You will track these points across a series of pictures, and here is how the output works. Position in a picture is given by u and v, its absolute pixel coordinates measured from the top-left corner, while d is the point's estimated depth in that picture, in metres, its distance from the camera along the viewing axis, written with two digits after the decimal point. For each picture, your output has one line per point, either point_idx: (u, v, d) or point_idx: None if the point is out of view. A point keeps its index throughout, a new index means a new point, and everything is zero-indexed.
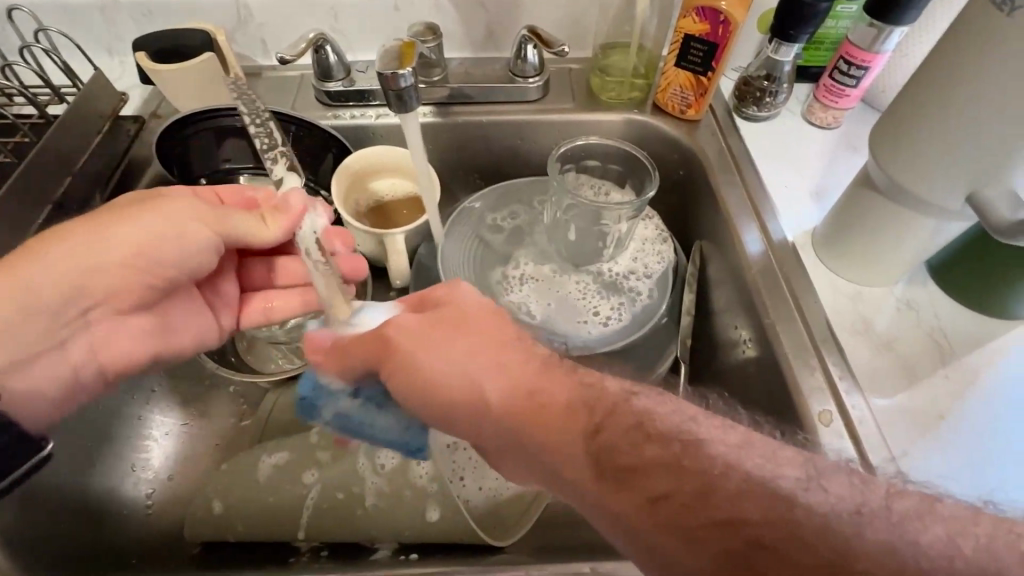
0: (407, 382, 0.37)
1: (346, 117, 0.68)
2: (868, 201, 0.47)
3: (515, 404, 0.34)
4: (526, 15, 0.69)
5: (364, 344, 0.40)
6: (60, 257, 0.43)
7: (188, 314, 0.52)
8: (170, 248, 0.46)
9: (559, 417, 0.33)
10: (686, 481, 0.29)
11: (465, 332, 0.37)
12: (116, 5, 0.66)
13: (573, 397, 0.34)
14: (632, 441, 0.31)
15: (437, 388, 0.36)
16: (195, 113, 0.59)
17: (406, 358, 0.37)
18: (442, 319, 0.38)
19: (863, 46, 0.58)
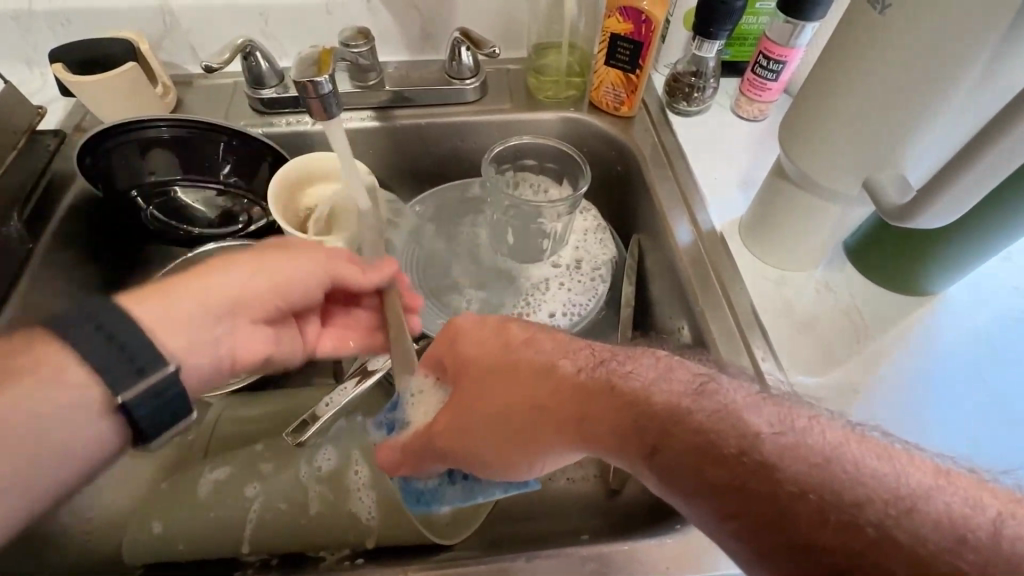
0: (460, 412, 0.39)
1: (281, 125, 0.67)
2: (784, 191, 0.49)
3: (548, 404, 0.37)
4: (460, 17, 0.69)
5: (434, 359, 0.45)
6: (228, 281, 0.42)
7: (291, 334, 0.50)
8: (305, 265, 0.45)
9: (592, 403, 0.35)
10: (693, 448, 0.31)
11: (495, 357, 0.40)
12: (30, 15, 0.63)
13: (613, 399, 0.35)
14: (662, 419, 0.33)
15: (480, 407, 0.39)
16: (117, 125, 0.56)
17: (475, 379, 0.40)
18: (475, 347, 0.42)
19: (780, 42, 0.61)
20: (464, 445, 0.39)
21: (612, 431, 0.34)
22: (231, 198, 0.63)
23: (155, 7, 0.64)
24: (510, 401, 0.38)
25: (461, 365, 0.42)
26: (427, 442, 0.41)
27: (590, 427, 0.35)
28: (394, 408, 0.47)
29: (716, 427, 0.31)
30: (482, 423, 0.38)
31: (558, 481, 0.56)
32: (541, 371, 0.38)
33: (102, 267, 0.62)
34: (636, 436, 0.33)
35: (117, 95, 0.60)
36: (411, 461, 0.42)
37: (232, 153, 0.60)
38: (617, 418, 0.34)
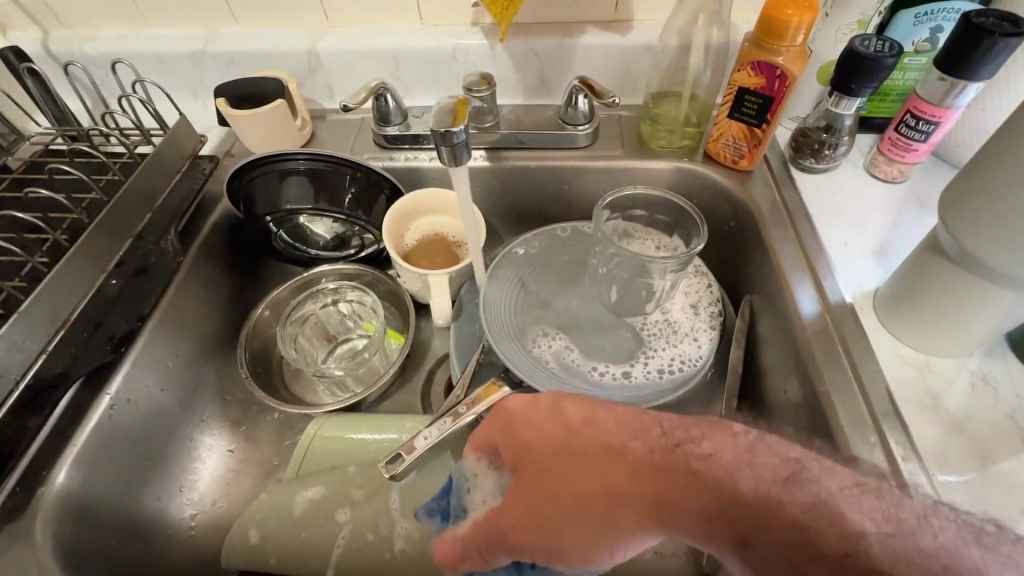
0: (526, 500, 0.36)
1: (401, 160, 0.71)
2: (941, 270, 0.44)
3: (632, 495, 0.34)
4: (577, 65, 0.71)
5: (483, 437, 0.42)
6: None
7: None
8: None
9: (680, 493, 0.32)
10: (790, 543, 0.29)
11: (555, 440, 0.37)
12: (204, 55, 0.73)
13: (687, 483, 0.32)
14: (756, 514, 0.30)
15: (552, 501, 0.35)
16: (262, 154, 0.62)
17: (537, 468, 0.37)
18: (533, 428, 0.38)
19: (933, 101, 0.56)
20: (537, 534, 0.36)
21: (699, 522, 0.32)
22: (348, 225, 0.66)
23: (304, 51, 0.71)
24: (579, 488, 0.35)
25: (521, 450, 0.38)
26: (494, 532, 0.38)
27: (670, 508, 0.33)
28: (454, 492, 0.45)
29: (808, 521, 0.29)
30: (550, 510, 0.35)
31: (645, 553, 0.52)
32: (608, 456, 0.35)
33: (230, 279, 0.66)
34: (721, 523, 0.31)
35: (265, 127, 0.67)
36: (479, 547, 0.39)
37: (357, 184, 0.64)
38: (697, 503, 0.32)
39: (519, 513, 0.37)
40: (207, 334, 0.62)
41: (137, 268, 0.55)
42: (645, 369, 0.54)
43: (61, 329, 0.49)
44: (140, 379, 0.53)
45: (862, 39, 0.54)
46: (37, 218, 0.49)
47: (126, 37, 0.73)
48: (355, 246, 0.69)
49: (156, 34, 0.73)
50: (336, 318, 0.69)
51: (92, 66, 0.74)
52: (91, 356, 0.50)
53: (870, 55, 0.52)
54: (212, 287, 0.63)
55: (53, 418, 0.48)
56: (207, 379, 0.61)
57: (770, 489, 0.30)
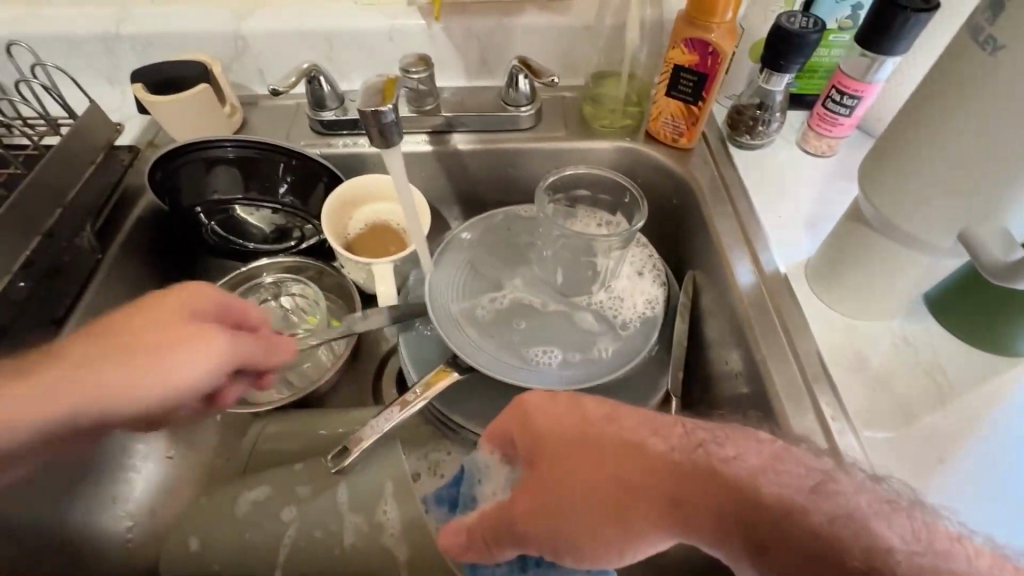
0: (543, 494, 0.36)
1: (339, 146, 0.69)
2: (862, 236, 0.46)
3: (650, 494, 0.34)
4: (518, 45, 0.70)
5: (500, 431, 0.41)
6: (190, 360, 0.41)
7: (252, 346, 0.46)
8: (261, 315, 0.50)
9: (700, 495, 0.33)
10: (807, 553, 0.30)
11: (579, 432, 0.37)
12: (117, 37, 0.68)
13: (710, 485, 0.33)
14: (778, 523, 0.31)
15: (567, 494, 0.35)
16: (187, 143, 0.59)
17: (556, 460, 0.36)
18: (559, 423, 0.38)
19: (855, 76, 0.58)
20: (549, 527, 0.35)
21: (715, 525, 0.33)
22: (286, 215, 0.64)
23: (230, 33, 0.67)
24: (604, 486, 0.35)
25: (543, 442, 0.37)
26: (502, 526, 0.37)
27: (688, 507, 0.33)
28: (465, 481, 0.43)
29: (826, 531, 0.30)
30: (569, 506, 0.35)
31: None
32: (634, 452, 0.35)
33: (160, 277, 0.63)
34: (740, 527, 0.32)
35: (189, 114, 0.63)
36: (485, 545, 0.38)
37: (292, 172, 0.62)
38: (719, 507, 0.33)
39: (531, 507, 0.36)
40: None
41: (49, 269, 0.51)
42: (592, 348, 0.55)
43: None
44: None
45: (789, 15, 0.55)
46: None
47: (25, 18, 0.67)
48: (295, 237, 0.66)
49: (60, 14, 0.67)
50: (280, 314, 0.65)
51: None
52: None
53: (795, 30, 0.53)
54: (138, 287, 0.59)
55: None
56: None
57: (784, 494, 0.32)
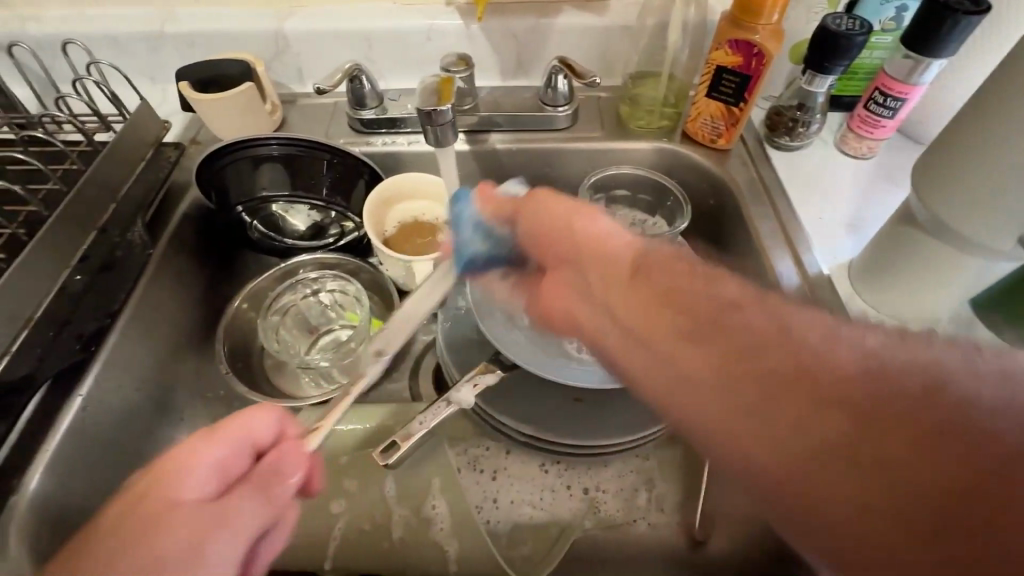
0: (536, 235, 0.41)
1: (378, 144, 0.69)
2: (914, 238, 0.46)
3: (694, 325, 0.29)
4: (555, 45, 0.70)
5: (538, 215, 0.40)
6: (174, 539, 0.31)
7: (257, 508, 0.34)
8: (264, 428, 0.39)
9: (756, 345, 0.27)
10: (858, 415, 0.23)
11: (602, 249, 0.35)
12: (162, 36, 0.69)
13: (740, 340, 0.27)
14: (859, 388, 0.23)
15: (595, 247, 0.36)
16: (234, 141, 0.60)
17: (609, 260, 0.35)
18: (597, 236, 0.36)
19: (899, 78, 0.58)
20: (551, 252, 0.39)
21: (761, 386, 0.26)
22: (327, 212, 0.65)
23: (272, 32, 0.68)
24: (609, 298, 0.34)
25: (561, 225, 0.39)
26: (530, 231, 0.41)
27: (711, 356, 0.28)
28: (450, 228, 0.48)
29: (890, 393, 0.23)
30: (554, 260, 0.39)
31: (640, 526, 0.52)
32: (669, 304, 0.30)
33: (205, 272, 0.64)
34: (774, 393, 0.25)
35: (234, 112, 0.64)
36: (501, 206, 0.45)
37: (334, 170, 0.62)
38: (773, 373, 0.25)
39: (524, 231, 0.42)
40: (182, 331, 0.60)
41: (103, 263, 0.52)
42: None
43: (25, 329, 0.45)
44: (112, 379, 0.51)
45: (835, 17, 0.55)
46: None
47: (75, 18, 0.68)
48: (334, 234, 0.67)
49: (107, 13, 0.69)
50: (317, 309, 0.67)
51: (37, 48, 0.69)
52: (60, 357, 0.47)
53: (842, 32, 0.53)
54: (185, 282, 0.61)
55: (20, 424, 0.46)
56: (184, 376, 0.59)
57: (829, 352, 0.25)
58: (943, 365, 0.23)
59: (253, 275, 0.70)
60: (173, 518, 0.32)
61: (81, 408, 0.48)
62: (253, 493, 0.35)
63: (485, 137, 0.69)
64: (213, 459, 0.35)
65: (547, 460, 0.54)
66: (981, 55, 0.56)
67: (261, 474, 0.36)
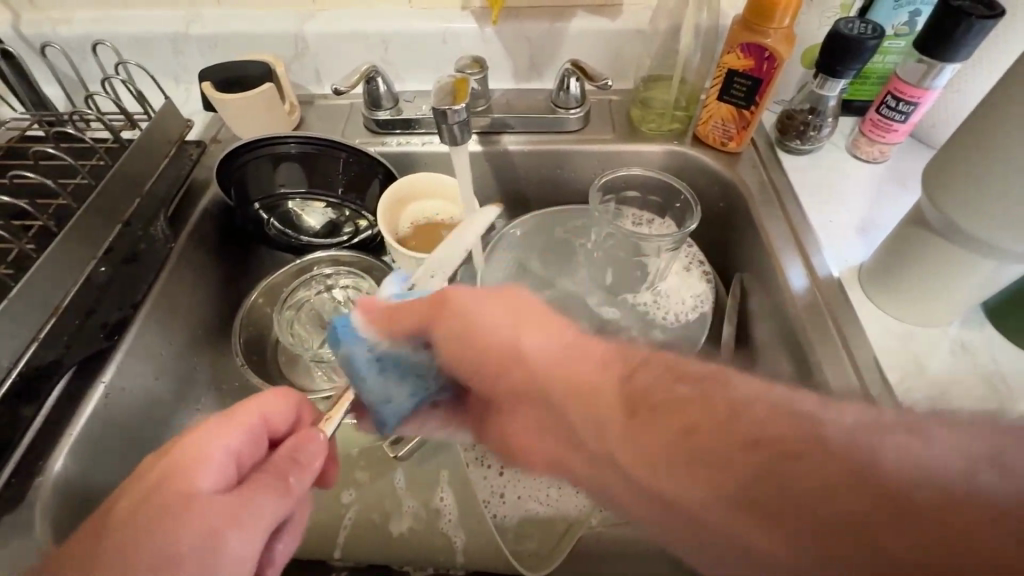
0: (467, 353, 0.40)
1: (393, 145, 0.71)
2: (924, 240, 0.46)
3: (639, 443, 0.33)
4: (568, 49, 0.71)
5: (501, 307, 0.40)
6: (195, 526, 0.33)
7: (274, 492, 0.37)
8: (284, 413, 0.43)
9: (714, 457, 0.30)
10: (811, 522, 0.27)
11: (594, 385, 0.35)
12: (186, 38, 0.71)
13: (735, 427, 0.30)
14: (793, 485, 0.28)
15: (521, 359, 0.38)
16: (253, 139, 0.61)
17: (515, 363, 0.38)
18: (506, 345, 0.38)
19: (912, 82, 0.58)
20: (508, 395, 0.39)
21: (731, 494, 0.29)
22: (341, 210, 0.66)
23: (291, 35, 0.70)
24: (613, 451, 0.34)
25: (508, 344, 0.38)
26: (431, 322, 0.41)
27: (708, 485, 0.30)
28: (345, 369, 0.45)
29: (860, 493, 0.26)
30: (514, 399, 0.39)
31: None
32: (648, 424, 0.33)
33: (223, 267, 0.66)
34: (751, 513, 0.28)
35: (254, 112, 0.65)
36: (398, 324, 0.42)
37: (350, 169, 0.64)
38: (736, 470, 0.29)
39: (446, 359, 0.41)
40: (200, 323, 0.61)
41: (126, 255, 0.54)
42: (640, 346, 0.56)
43: (53, 317, 0.48)
44: (134, 367, 0.53)
45: (847, 21, 0.55)
46: (24, 206, 0.48)
47: (104, 19, 0.70)
48: (348, 231, 0.68)
49: (134, 15, 0.71)
50: (330, 305, 0.68)
51: (67, 48, 0.71)
52: (85, 345, 0.49)
53: (853, 36, 0.53)
54: (205, 276, 0.63)
55: (47, 408, 0.47)
56: (201, 367, 0.61)
57: (825, 437, 0.29)
58: (889, 442, 0.28)
59: (271, 271, 0.72)
60: (192, 504, 0.34)
61: (103, 396, 0.50)
62: (273, 476, 0.37)
63: (499, 138, 0.70)
64: (230, 444, 0.38)
65: None
66: (995, 59, 0.56)
67: (275, 460, 0.38)
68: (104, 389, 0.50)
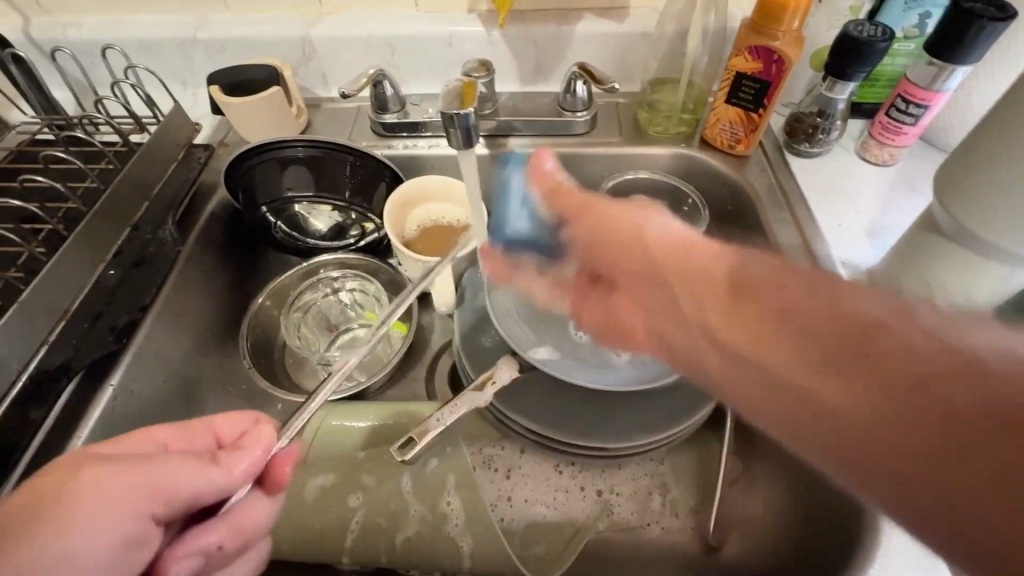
0: (604, 231, 0.44)
1: (400, 148, 0.71)
2: (935, 244, 0.45)
3: (729, 316, 0.33)
4: (575, 51, 0.71)
5: (618, 239, 0.43)
6: (97, 487, 0.31)
7: (189, 470, 0.33)
8: (234, 425, 0.41)
9: (825, 329, 0.28)
10: (920, 399, 0.24)
11: (705, 267, 0.36)
12: (194, 42, 0.71)
13: (843, 300, 0.29)
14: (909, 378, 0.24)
15: (650, 235, 0.41)
16: (261, 142, 0.62)
17: (682, 318, 0.36)
18: (698, 263, 0.37)
19: (922, 84, 0.57)
20: (603, 253, 0.45)
21: (818, 358, 0.28)
22: (348, 213, 0.66)
23: (298, 39, 0.70)
24: (711, 361, 0.34)
25: (630, 237, 0.42)
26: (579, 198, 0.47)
27: (850, 386, 0.26)
28: (499, 202, 0.59)
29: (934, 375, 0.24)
30: (627, 273, 0.42)
31: (653, 529, 0.52)
32: (743, 296, 0.33)
33: (231, 270, 0.66)
34: (876, 385, 0.25)
35: (262, 115, 0.66)
36: (552, 184, 0.50)
37: (356, 171, 0.64)
38: (852, 346, 0.27)
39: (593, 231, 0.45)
40: (207, 326, 0.61)
41: (135, 259, 0.54)
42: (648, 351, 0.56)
43: (61, 320, 0.48)
44: (141, 371, 0.52)
45: (856, 24, 0.55)
46: (35, 209, 0.48)
47: (113, 24, 0.71)
48: (354, 234, 0.68)
49: (143, 20, 0.71)
50: (337, 308, 0.69)
51: (77, 52, 0.72)
52: (92, 347, 0.49)
53: (863, 38, 0.53)
54: (212, 278, 0.63)
55: (56, 411, 0.48)
56: (208, 370, 0.61)
57: (943, 348, 0.24)
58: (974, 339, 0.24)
59: (277, 274, 0.72)
60: (113, 459, 0.32)
61: (111, 399, 0.50)
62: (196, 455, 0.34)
63: (505, 141, 0.70)
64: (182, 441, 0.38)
65: (560, 460, 0.54)
66: (1007, 62, 0.55)
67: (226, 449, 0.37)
68: (112, 391, 0.50)
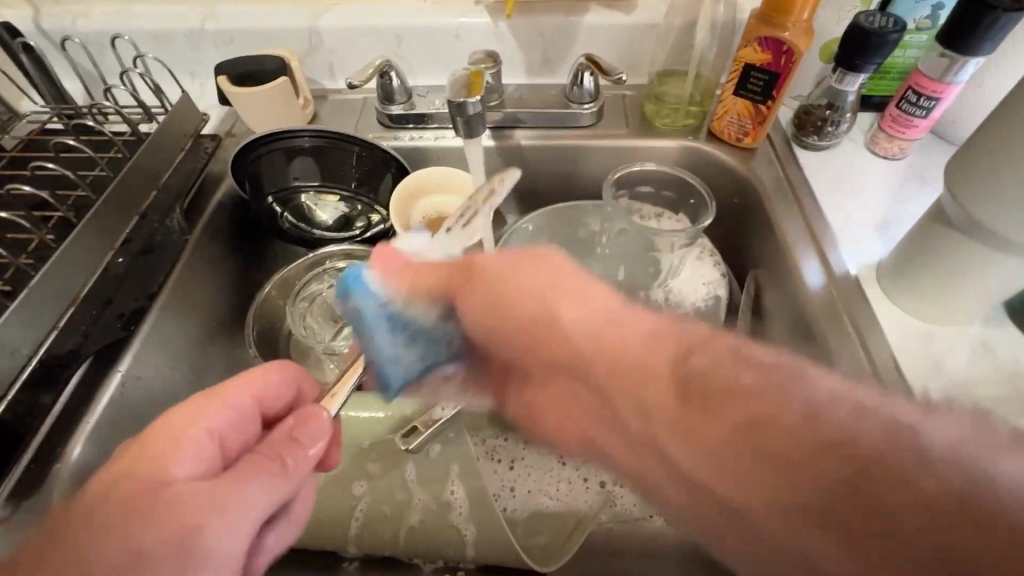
0: (484, 311, 0.38)
1: (406, 139, 0.71)
2: (943, 237, 0.45)
3: (614, 360, 0.32)
4: (582, 42, 0.70)
5: (503, 315, 0.37)
6: (175, 527, 0.33)
7: (267, 483, 0.37)
8: (268, 388, 0.45)
9: (709, 415, 0.28)
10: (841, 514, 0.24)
11: (647, 365, 0.31)
12: (202, 32, 0.71)
13: (725, 416, 0.28)
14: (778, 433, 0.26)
15: (503, 299, 0.37)
16: (268, 133, 0.62)
17: (477, 291, 0.38)
18: (567, 330, 0.34)
19: (934, 77, 0.57)
20: (491, 333, 0.38)
21: (761, 504, 0.26)
22: (354, 204, 0.66)
23: (305, 29, 0.70)
24: (660, 437, 0.30)
25: (545, 315, 0.35)
26: (456, 279, 0.40)
27: (662, 428, 0.30)
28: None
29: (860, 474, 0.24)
30: (520, 351, 0.38)
31: (656, 520, 0.52)
32: (702, 412, 0.29)
33: (239, 259, 0.67)
34: (755, 472, 0.26)
35: (269, 106, 0.66)
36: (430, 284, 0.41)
37: (362, 162, 0.64)
38: (728, 438, 0.27)
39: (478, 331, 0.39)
40: (214, 315, 0.62)
41: (144, 247, 0.55)
42: None
43: (72, 306, 0.49)
44: (150, 358, 0.53)
45: (867, 15, 0.54)
46: (47, 198, 0.48)
47: (122, 14, 0.71)
48: (360, 225, 0.69)
49: (151, 10, 0.72)
50: None
51: (86, 42, 0.72)
52: (102, 334, 0.50)
53: (874, 30, 0.52)
54: (219, 267, 0.63)
55: (66, 397, 0.48)
56: (216, 359, 0.61)
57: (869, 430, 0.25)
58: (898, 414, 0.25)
59: (284, 264, 0.72)
60: (178, 497, 0.34)
61: (120, 385, 0.50)
62: (267, 466, 0.37)
63: (511, 133, 0.70)
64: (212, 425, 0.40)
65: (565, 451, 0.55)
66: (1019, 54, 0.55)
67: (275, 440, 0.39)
68: (121, 377, 0.50)
